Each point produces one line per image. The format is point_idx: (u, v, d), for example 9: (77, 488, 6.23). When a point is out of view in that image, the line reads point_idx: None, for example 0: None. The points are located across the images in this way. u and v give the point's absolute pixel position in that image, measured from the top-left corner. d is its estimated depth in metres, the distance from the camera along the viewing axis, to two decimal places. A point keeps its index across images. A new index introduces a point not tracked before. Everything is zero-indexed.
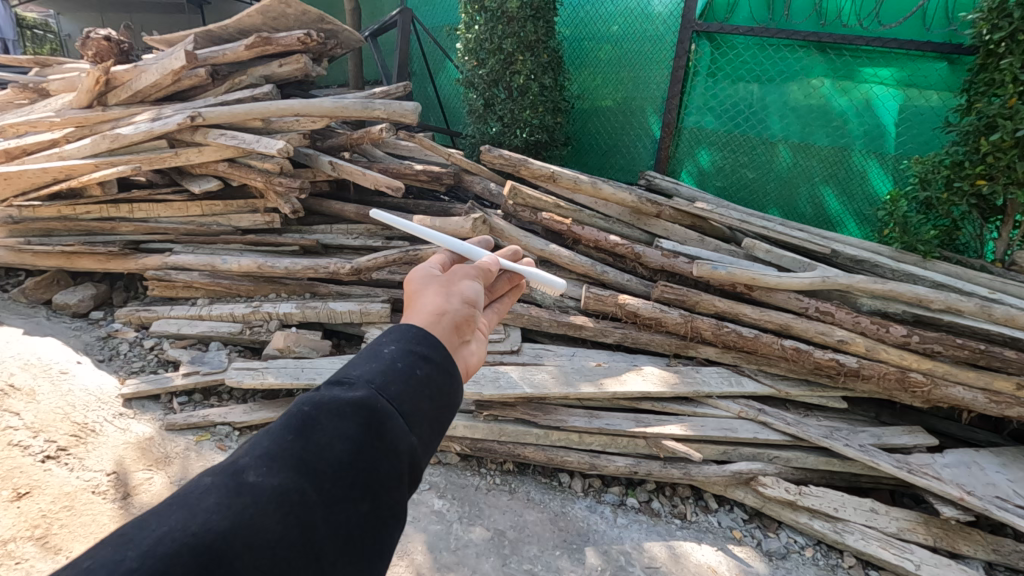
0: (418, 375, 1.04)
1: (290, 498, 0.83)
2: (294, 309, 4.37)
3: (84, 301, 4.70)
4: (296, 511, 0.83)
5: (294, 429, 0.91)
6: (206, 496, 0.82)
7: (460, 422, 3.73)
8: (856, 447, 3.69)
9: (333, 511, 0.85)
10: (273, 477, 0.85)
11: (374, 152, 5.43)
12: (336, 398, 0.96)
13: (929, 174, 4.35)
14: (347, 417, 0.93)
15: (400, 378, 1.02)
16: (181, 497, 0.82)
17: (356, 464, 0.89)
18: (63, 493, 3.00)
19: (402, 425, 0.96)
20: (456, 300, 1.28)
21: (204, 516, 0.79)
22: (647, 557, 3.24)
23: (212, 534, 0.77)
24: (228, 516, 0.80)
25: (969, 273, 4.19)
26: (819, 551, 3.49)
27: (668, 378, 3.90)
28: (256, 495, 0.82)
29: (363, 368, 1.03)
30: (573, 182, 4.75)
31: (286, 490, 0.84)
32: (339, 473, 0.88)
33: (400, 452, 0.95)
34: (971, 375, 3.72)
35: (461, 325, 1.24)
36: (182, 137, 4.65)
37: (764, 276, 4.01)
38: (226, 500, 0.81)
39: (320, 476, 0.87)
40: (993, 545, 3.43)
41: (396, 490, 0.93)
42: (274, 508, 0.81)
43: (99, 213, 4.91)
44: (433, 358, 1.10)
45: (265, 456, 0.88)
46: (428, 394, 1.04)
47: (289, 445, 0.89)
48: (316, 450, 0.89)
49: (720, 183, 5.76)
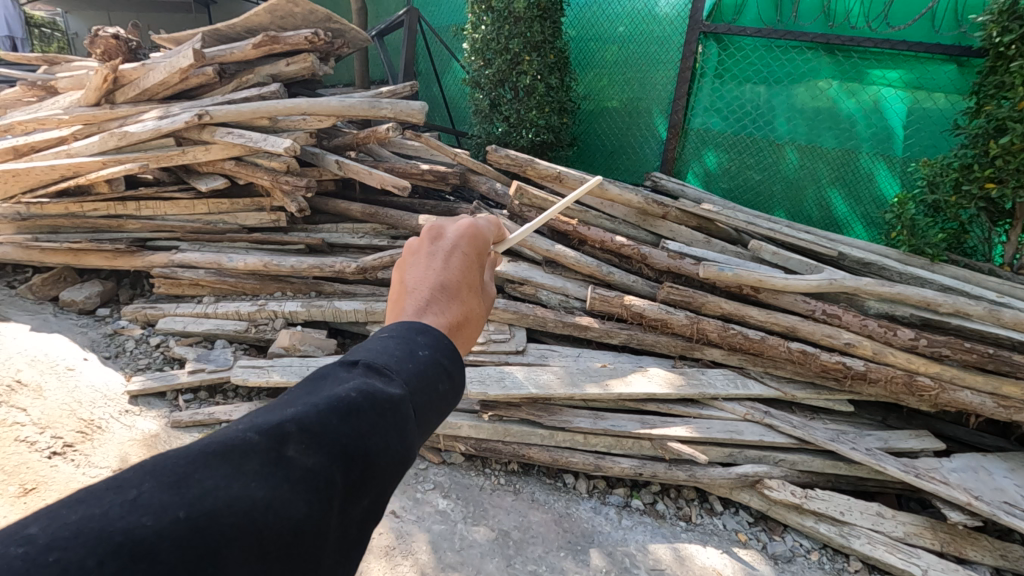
0: (444, 386, 0.98)
1: (320, 486, 0.76)
2: (299, 307, 4.37)
3: (91, 299, 4.72)
4: (323, 498, 0.76)
5: (334, 406, 0.84)
6: (243, 463, 0.74)
7: (465, 422, 3.72)
8: (863, 450, 3.66)
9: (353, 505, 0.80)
10: (308, 459, 0.78)
11: (380, 152, 5.44)
12: (375, 388, 0.89)
13: (937, 177, 4.33)
14: (384, 411, 0.86)
15: (432, 382, 0.95)
16: (223, 450, 0.75)
17: (380, 463, 0.83)
18: (69, 489, 3.01)
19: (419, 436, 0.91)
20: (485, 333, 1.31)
21: (242, 482, 0.72)
22: (652, 559, 3.23)
23: (250, 502, 0.70)
24: (265, 487, 0.73)
25: (978, 277, 4.17)
26: (825, 555, 3.47)
27: (674, 380, 3.89)
28: (292, 472, 0.76)
29: (401, 362, 0.95)
30: (579, 183, 4.74)
31: (317, 476, 0.77)
32: (365, 467, 0.82)
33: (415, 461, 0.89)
34: (979, 379, 3.69)
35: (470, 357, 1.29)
36: (190, 135, 4.66)
37: (770, 278, 3.99)
38: (266, 469, 0.75)
39: (348, 465, 0.80)
40: (1001, 551, 3.40)
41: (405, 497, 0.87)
42: (305, 491, 0.75)
43: (107, 211, 4.93)
44: (456, 374, 1.02)
45: (305, 429, 0.81)
46: (442, 411, 0.98)
47: (329, 423, 0.82)
48: (352, 438, 0.82)
49: (727, 185, 5.75)
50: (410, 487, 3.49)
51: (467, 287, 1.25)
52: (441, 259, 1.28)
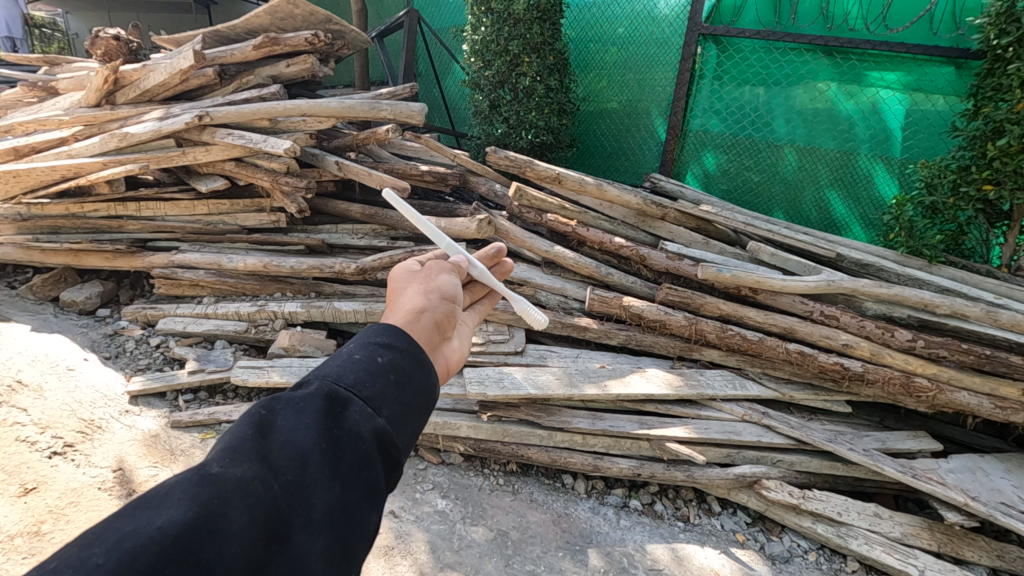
0: (378, 363, 1.10)
1: (254, 489, 0.88)
2: (299, 307, 4.38)
3: (91, 299, 4.73)
4: (262, 499, 0.88)
5: (257, 427, 0.98)
6: (174, 493, 0.86)
7: (464, 422, 3.73)
8: (861, 451, 3.67)
9: (304, 494, 0.91)
10: (239, 469, 0.90)
11: (379, 153, 5.45)
12: (293, 398, 1.02)
13: (935, 178, 4.35)
14: (307, 409, 0.99)
15: (358, 369, 1.08)
16: (150, 495, 0.86)
17: (321, 448, 0.95)
18: (70, 489, 3.02)
19: (361, 411, 1.01)
20: (435, 297, 1.37)
21: (169, 511, 0.83)
22: (650, 559, 3.24)
23: (177, 524, 0.81)
24: (194, 508, 0.84)
25: (976, 278, 4.18)
26: (822, 556, 3.49)
27: (672, 381, 3.90)
28: (222, 486, 0.88)
29: (325, 366, 1.10)
30: (578, 184, 4.76)
31: (250, 482, 0.89)
32: (302, 460, 0.93)
33: (361, 436, 0.99)
34: (976, 380, 3.71)
35: (441, 324, 1.32)
36: (190, 136, 4.67)
37: (769, 279, 4.00)
38: (193, 492, 0.86)
39: (282, 466, 0.93)
40: (998, 551, 3.41)
41: (368, 471, 0.97)
42: (241, 499, 0.87)
43: (107, 211, 4.94)
44: (395, 345, 1.16)
45: (232, 454, 0.94)
46: (387, 382, 1.08)
47: (251, 441, 0.95)
48: (278, 445, 0.96)
49: (725, 186, 5.78)
50: (410, 487, 3.50)
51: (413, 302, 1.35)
52: (398, 286, 1.42)
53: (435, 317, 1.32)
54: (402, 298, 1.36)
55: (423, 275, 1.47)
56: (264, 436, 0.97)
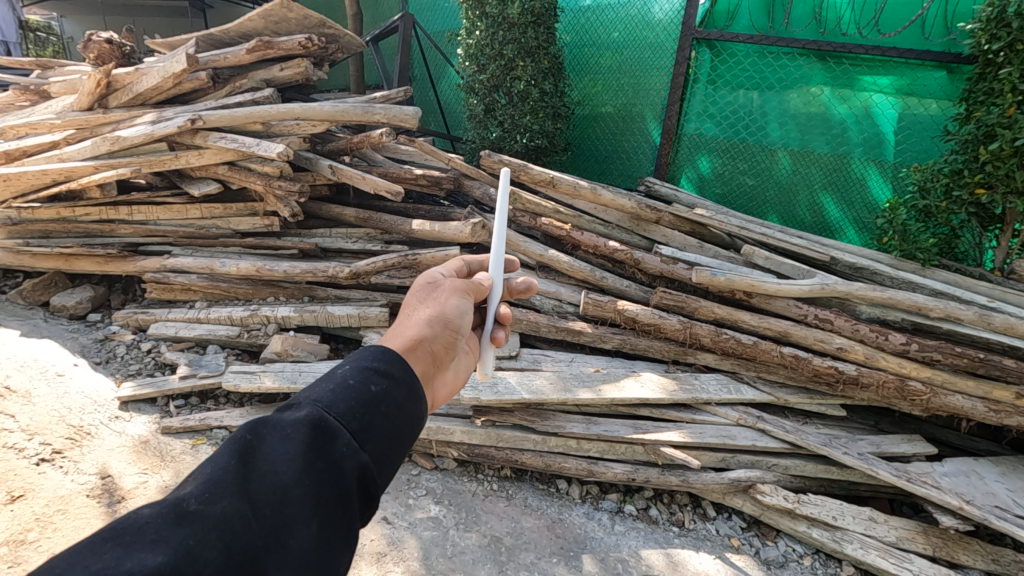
0: (372, 391, 1.08)
1: (232, 527, 0.87)
2: (292, 312, 4.37)
3: (82, 304, 4.67)
4: (238, 539, 0.86)
5: (240, 456, 0.96)
6: (147, 529, 0.84)
7: (457, 427, 3.69)
8: (855, 455, 3.68)
9: (283, 532, 0.90)
10: (217, 506, 0.88)
11: (373, 157, 5.44)
12: (280, 424, 1.00)
13: (928, 183, 4.36)
14: (292, 438, 0.97)
15: (350, 395, 1.05)
16: (120, 530, 0.83)
17: (302, 484, 0.93)
18: (57, 497, 2.98)
19: (348, 444, 0.99)
20: (437, 327, 1.39)
21: (139, 552, 0.80)
22: (644, 565, 3.22)
23: (148, 567, 0.78)
24: (167, 551, 0.81)
25: (969, 281, 4.21)
26: (818, 560, 3.47)
27: (667, 385, 3.89)
28: (200, 523, 0.86)
29: (317, 389, 1.08)
30: (573, 188, 4.76)
31: (228, 520, 0.87)
32: (282, 495, 0.92)
33: (345, 471, 0.97)
34: (970, 384, 3.73)
35: (438, 355, 1.34)
36: (183, 140, 4.65)
37: (764, 283, 4.01)
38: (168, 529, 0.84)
39: (262, 502, 0.90)
40: (993, 555, 3.42)
41: (346, 508, 0.96)
42: (217, 538, 0.85)
43: (98, 215, 4.89)
44: (390, 372, 1.14)
45: (211, 486, 0.91)
46: (377, 411, 1.06)
47: (232, 472, 0.93)
48: (260, 477, 0.94)
49: (720, 190, 5.78)
50: (402, 493, 3.47)
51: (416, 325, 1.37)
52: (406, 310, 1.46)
53: (433, 349, 1.33)
54: (404, 322, 1.38)
55: (432, 299, 1.50)
56: (247, 466, 0.95)
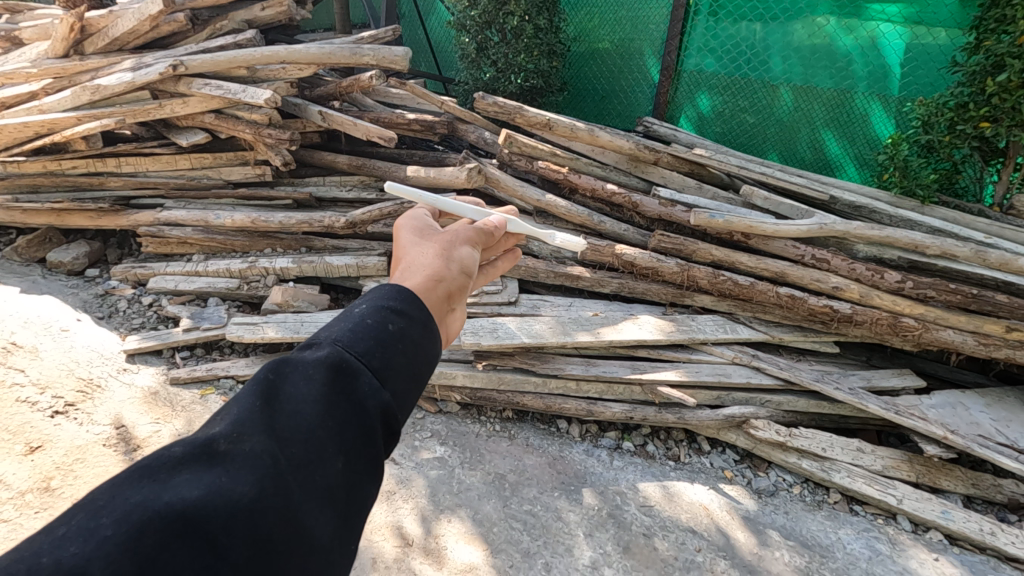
0: (389, 331, 1.08)
1: (263, 462, 0.88)
2: (290, 263, 4.38)
3: (79, 259, 4.65)
4: (269, 473, 0.88)
5: (265, 395, 0.97)
6: (179, 467, 0.86)
7: (460, 371, 3.76)
8: (846, 390, 3.79)
9: (310, 467, 0.91)
10: (247, 443, 0.90)
11: (364, 101, 5.28)
12: (302, 363, 1.01)
13: (931, 117, 4.25)
14: (314, 376, 0.98)
15: (368, 335, 1.06)
16: (154, 468, 0.85)
17: (327, 420, 0.94)
18: (75, 446, 3.07)
19: (369, 382, 1.00)
20: (455, 266, 1.35)
21: (176, 486, 0.83)
22: (641, 497, 3.39)
23: (186, 500, 0.81)
24: (202, 487, 0.83)
25: (967, 218, 4.20)
26: (806, 489, 3.65)
27: (665, 327, 3.94)
28: (230, 460, 0.88)
29: (335, 329, 1.08)
30: (570, 130, 4.65)
31: (259, 455, 0.89)
32: (307, 433, 0.93)
33: (368, 407, 0.99)
34: (962, 319, 3.84)
35: (454, 294, 1.29)
36: (165, 87, 4.48)
37: (762, 224, 4.01)
38: (206, 463, 0.87)
39: (289, 439, 0.92)
40: (973, 480, 3.62)
41: (371, 443, 0.98)
42: (248, 472, 0.87)
43: (86, 168, 4.78)
44: (407, 312, 1.14)
45: (238, 426, 0.93)
46: (396, 349, 1.06)
47: (258, 412, 0.95)
48: (285, 415, 0.95)
49: (719, 128, 5.67)
50: (408, 435, 3.59)
51: (434, 261, 1.33)
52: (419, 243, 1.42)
53: (451, 291, 1.29)
54: (417, 260, 1.33)
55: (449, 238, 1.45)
56: (271, 405, 0.97)
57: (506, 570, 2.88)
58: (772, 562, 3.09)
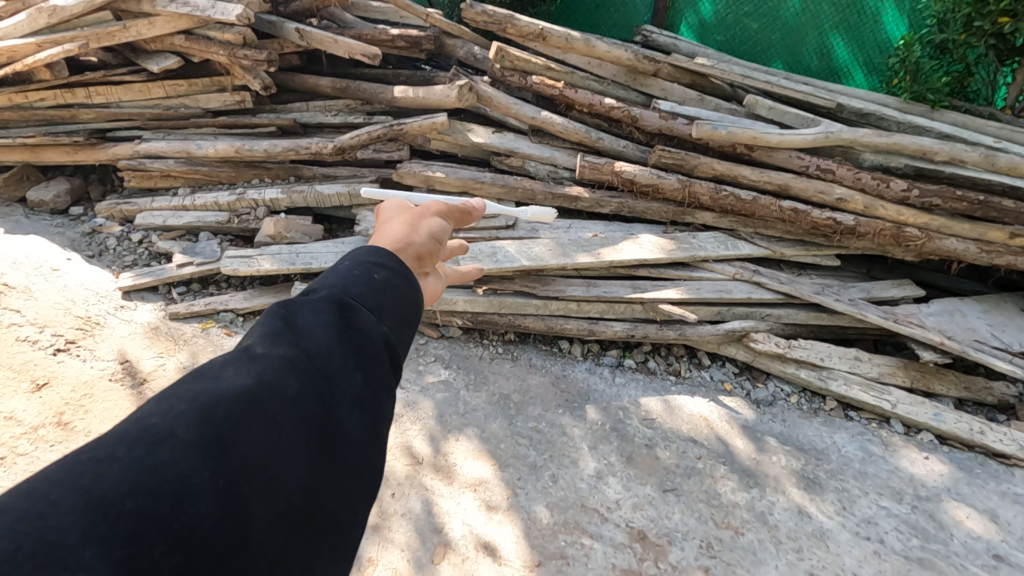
0: (377, 278, 1.03)
1: (283, 382, 0.82)
2: (280, 194, 4.24)
3: (60, 197, 4.49)
4: (293, 391, 0.81)
5: (281, 313, 0.93)
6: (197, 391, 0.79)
7: (460, 297, 3.72)
8: (846, 301, 3.81)
9: (332, 384, 0.85)
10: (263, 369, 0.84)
11: (343, 17, 4.93)
12: (302, 303, 0.96)
13: (948, 14, 3.99)
14: (317, 309, 0.93)
15: (360, 281, 1.01)
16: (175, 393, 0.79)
17: (340, 342, 0.89)
18: (81, 382, 3.09)
19: (369, 315, 0.95)
20: (423, 232, 1.27)
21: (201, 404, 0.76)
22: (643, 410, 3.47)
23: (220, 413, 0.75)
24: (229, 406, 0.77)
25: (977, 122, 4.07)
26: (803, 397, 3.74)
27: (665, 245, 3.88)
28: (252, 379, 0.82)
29: (324, 278, 1.03)
30: (565, 41, 4.38)
31: (277, 376, 0.83)
32: (321, 357, 0.87)
33: (375, 335, 0.93)
34: (965, 227, 3.81)
35: (423, 258, 1.22)
36: (128, 7, 4.14)
37: (766, 134, 3.89)
38: (246, 368, 0.83)
39: (305, 363, 0.86)
40: (965, 384, 3.72)
41: (384, 369, 0.92)
42: (274, 393, 0.80)
43: (54, 100, 4.51)
44: (390, 262, 1.09)
45: (248, 355, 0.87)
46: (388, 292, 1.02)
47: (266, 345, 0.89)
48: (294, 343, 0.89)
49: (721, 37, 5.32)
50: (412, 360, 3.62)
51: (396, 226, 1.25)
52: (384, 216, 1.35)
53: (418, 257, 1.21)
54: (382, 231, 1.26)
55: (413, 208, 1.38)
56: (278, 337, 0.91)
57: (515, 482, 2.99)
58: (770, 466, 3.21)
